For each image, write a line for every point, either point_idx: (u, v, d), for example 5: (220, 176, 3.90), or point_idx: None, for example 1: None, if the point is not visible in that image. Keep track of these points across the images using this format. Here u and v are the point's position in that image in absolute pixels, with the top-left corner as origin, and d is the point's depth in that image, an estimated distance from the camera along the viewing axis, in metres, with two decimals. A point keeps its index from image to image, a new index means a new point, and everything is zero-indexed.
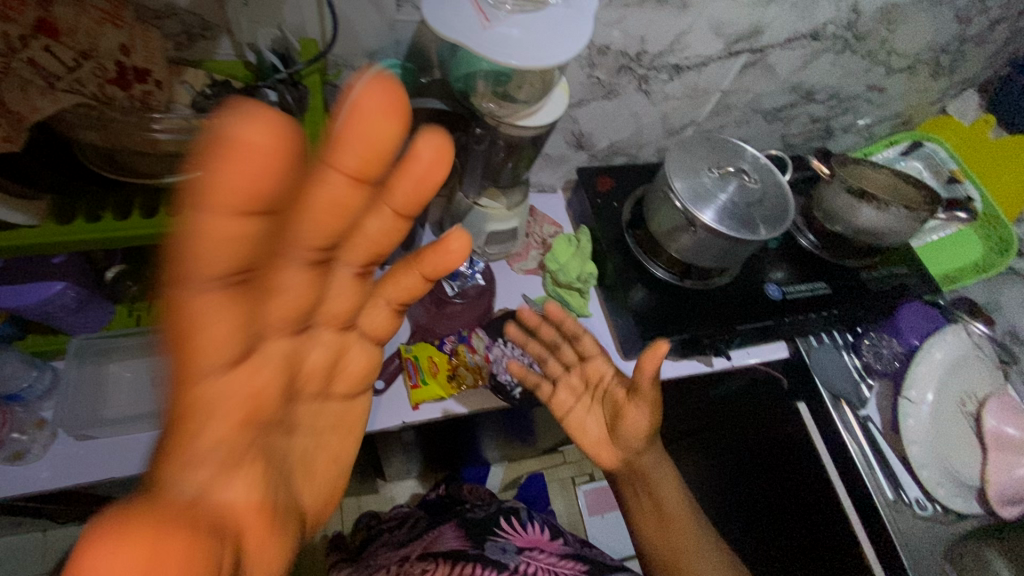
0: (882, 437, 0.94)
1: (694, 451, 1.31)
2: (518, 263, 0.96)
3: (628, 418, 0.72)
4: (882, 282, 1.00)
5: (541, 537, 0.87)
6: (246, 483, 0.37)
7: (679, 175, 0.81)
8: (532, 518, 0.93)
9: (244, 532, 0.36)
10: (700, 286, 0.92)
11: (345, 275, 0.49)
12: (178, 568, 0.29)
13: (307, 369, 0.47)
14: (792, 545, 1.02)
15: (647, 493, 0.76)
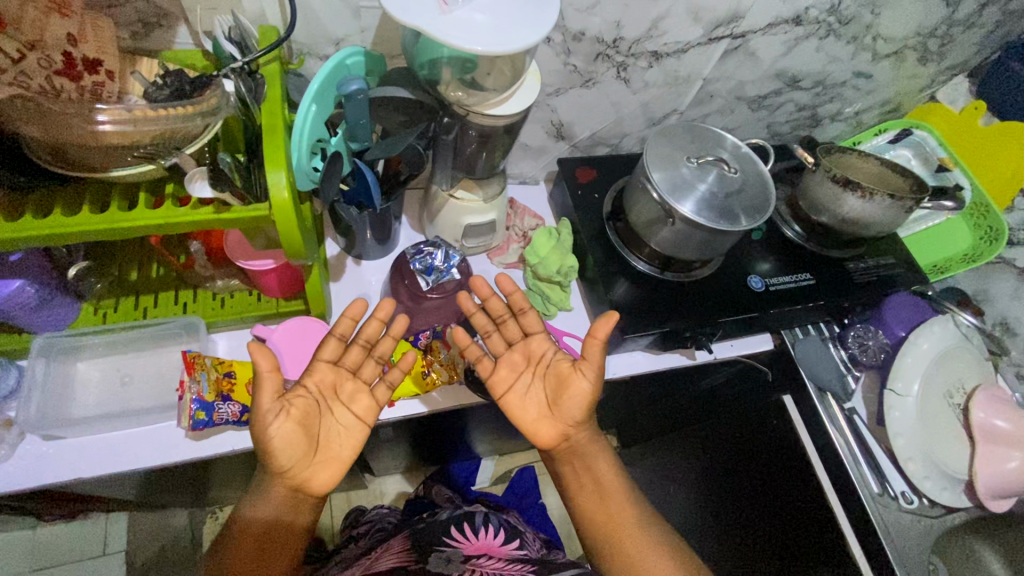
0: (867, 429, 0.93)
1: (673, 445, 1.31)
2: (498, 257, 0.96)
3: (571, 388, 0.73)
4: (869, 272, 0.99)
5: (491, 542, 0.86)
6: (286, 424, 0.62)
7: (657, 166, 0.79)
8: (488, 520, 0.91)
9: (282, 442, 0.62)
10: (681, 278, 0.91)
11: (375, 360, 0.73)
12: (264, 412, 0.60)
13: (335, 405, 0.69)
14: (768, 542, 1.01)
15: (594, 484, 0.75)
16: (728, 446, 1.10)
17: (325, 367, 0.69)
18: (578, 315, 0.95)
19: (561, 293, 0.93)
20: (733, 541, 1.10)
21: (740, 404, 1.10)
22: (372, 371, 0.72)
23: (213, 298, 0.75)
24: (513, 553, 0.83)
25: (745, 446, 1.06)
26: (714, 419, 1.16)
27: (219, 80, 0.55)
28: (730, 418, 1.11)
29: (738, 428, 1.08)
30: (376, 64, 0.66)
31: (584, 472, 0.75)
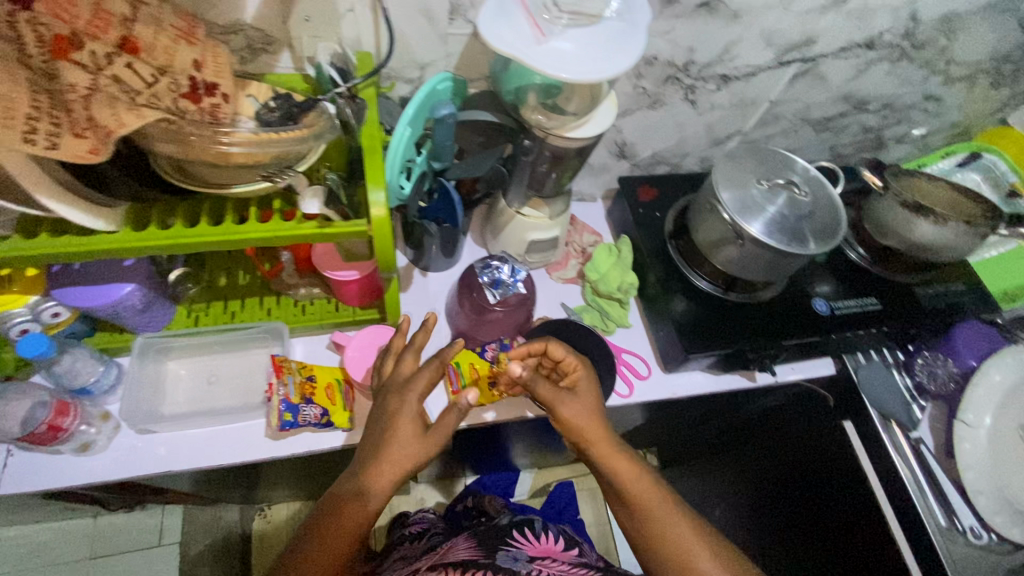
0: (936, 459, 0.91)
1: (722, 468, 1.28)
2: (558, 272, 0.98)
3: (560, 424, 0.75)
4: (936, 299, 0.97)
5: (553, 546, 0.87)
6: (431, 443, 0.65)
7: (727, 186, 0.80)
8: (546, 528, 0.95)
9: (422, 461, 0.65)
10: (745, 299, 0.91)
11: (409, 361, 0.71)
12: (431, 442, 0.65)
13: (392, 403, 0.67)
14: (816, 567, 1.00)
15: (639, 518, 0.67)
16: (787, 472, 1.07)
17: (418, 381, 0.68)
18: (638, 334, 0.96)
19: (621, 311, 0.94)
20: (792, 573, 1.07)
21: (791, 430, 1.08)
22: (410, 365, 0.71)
23: (296, 304, 0.80)
24: (578, 559, 0.84)
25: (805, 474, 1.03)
26: (766, 448, 1.14)
27: (324, 104, 0.60)
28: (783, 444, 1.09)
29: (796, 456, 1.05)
30: (461, 89, 0.69)
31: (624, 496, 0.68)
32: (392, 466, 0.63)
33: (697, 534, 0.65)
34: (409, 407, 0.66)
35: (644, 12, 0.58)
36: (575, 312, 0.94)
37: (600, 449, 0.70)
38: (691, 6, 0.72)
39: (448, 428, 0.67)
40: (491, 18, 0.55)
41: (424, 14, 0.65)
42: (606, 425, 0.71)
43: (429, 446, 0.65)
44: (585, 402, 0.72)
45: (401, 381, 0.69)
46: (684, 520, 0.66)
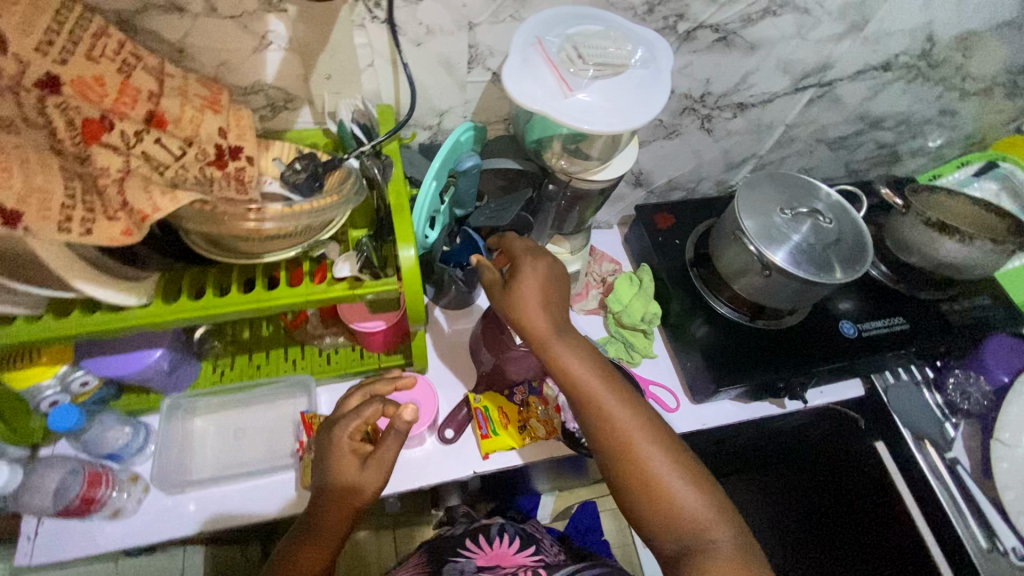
0: (972, 480, 0.90)
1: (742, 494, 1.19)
2: (579, 303, 0.97)
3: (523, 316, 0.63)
4: (964, 315, 0.95)
5: (505, 551, 0.93)
6: (375, 476, 0.62)
7: (749, 214, 0.79)
8: (502, 529, 0.99)
9: (366, 496, 0.62)
10: (771, 327, 0.90)
11: (357, 395, 0.68)
12: (374, 476, 0.62)
13: (329, 433, 0.64)
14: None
15: (591, 413, 0.62)
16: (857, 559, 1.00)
17: (356, 414, 0.64)
18: (663, 364, 0.95)
19: (645, 341, 0.94)
20: None
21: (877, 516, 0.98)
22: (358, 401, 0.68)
23: (320, 354, 0.79)
24: (526, 559, 0.91)
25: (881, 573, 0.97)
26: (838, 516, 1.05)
27: (350, 161, 0.59)
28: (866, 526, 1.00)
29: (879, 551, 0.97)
30: (481, 134, 0.68)
31: (575, 392, 0.63)
32: (336, 506, 0.61)
33: (650, 433, 0.61)
34: (346, 440, 0.63)
35: (667, 59, 0.58)
36: (598, 344, 0.94)
37: (546, 343, 0.62)
38: (709, 41, 0.72)
39: (387, 458, 0.63)
40: (516, 72, 0.55)
41: (443, 64, 0.65)
42: (555, 317, 0.64)
43: (371, 482, 0.62)
44: (535, 292, 0.63)
45: (342, 414, 0.66)
46: (636, 417, 0.62)
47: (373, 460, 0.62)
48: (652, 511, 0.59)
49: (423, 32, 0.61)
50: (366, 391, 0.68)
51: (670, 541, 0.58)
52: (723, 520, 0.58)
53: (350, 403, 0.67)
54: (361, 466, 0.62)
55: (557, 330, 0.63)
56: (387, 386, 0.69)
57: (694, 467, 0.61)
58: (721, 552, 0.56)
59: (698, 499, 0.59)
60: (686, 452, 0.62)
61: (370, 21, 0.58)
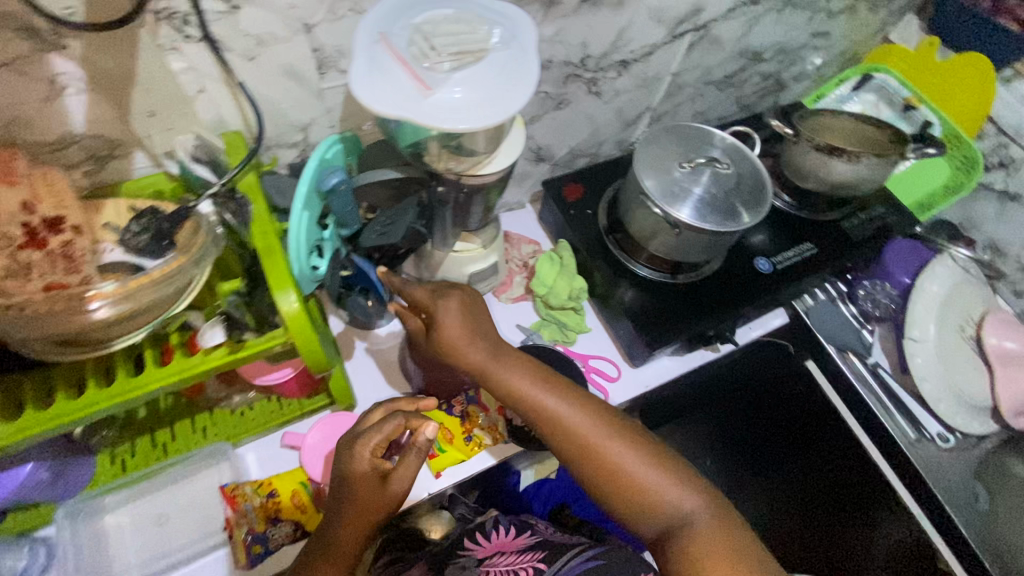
0: (894, 380, 0.98)
1: (693, 421, 1.14)
2: (504, 293, 0.94)
3: (446, 329, 0.60)
4: (865, 228, 0.99)
5: (506, 539, 0.87)
6: (398, 490, 0.58)
7: (650, 174, 0.78)
8: (498, 523, 0.92)
9: (389, 507, 0.59)
10: (693, 278, 0.90)
11: (377, 411, 0.62)
12: (393, 493, 0.57)
13: (345, 450, 0.58)
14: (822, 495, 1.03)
15: (538, 421, 0.60)
16: (809, 518, 1.04)
17: (373, 432, 0.58)
18: (599, 336, 0.94)
19: (576, 317, 0.93)
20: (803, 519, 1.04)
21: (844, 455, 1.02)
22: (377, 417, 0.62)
23: (234, 414, 0.72)
24: (528, 540, 0.85)
25: (837, 508, 1.02)
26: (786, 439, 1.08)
27: (201, 207, 0.52)
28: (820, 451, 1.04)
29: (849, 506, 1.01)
30: (353, 145, 0.64)
31: (517, 406, 0.61)
32: (354, 519, 0.57)
33: (604, 425, 0.60)
34: (360, 457, 0.57)
35: (529, 38, 0.53)
36: (531, 332, 0.92)
37: (485, 371, 0.60)
38: (576, 3, 0.68)
39: (411, 473, 0.58)
40: (365, 76, 0.49)
41: (290, 76, 0.58)
42: (484, 341, 0.61)
43: (389, 498, 0.58)
44: (457, 327, 0.60)
45: (354, 431, 0.60)
46: (587, 413, 0.60)
47: (396, 476, 0.58)
48: (625, 503, 0.58)
49: (253, 44, 0.53)
50: (384, 406, 0.63)
51: (650, 525, 0.58)
52: (694, 491, 0.58)
53: (370, 419, 0.62)
54: (377, 483, 0.58)
55: (490, 352, 0.61)
56: (410, 402, 0.64)
57: (655, 448, 0.60)
58: (701, 523, 0.56)
59: (665, 479, 0.58)
60: (646, 434, 0.61)
61: (183, 41, 0.50)
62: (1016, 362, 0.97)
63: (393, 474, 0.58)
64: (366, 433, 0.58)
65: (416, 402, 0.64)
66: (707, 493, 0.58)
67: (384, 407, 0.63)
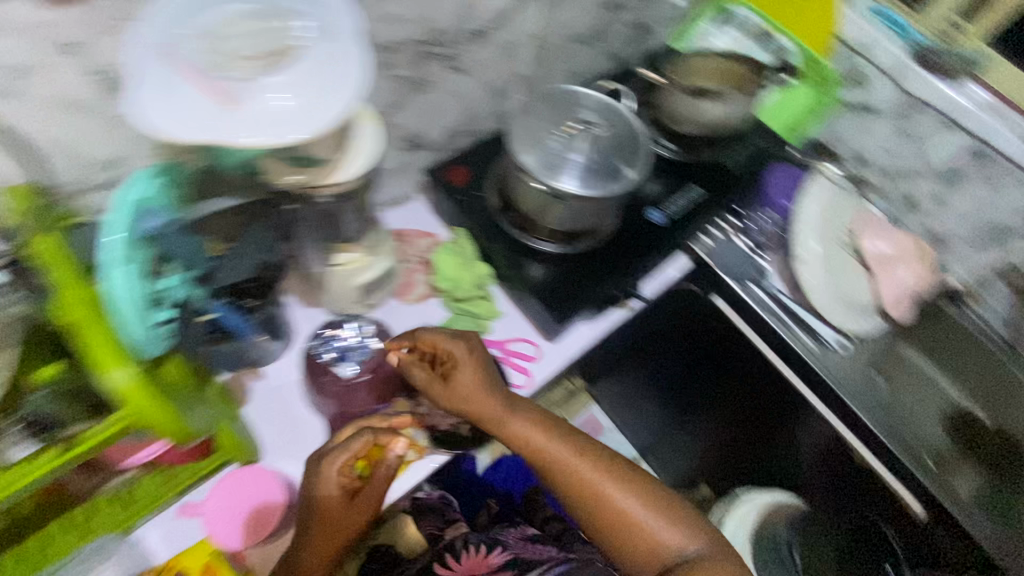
0: (791, 299, 1.04)
1: (635, 363, 1.28)
2: (409, 294, 0.88)
3: (458, 382, 0.72)
4: (746, 163, 1.03)
5: (477, 558, 0.90)
6: (361, 505, 0.68)
7: (526, 149, 0.76)
8: (467, 541, 0.95)
9: (352, 522, 0.67)
10: (593, 244, 0.89)
11: (347, 430, 0.70)
12: (355, 508, 0.68)
13: (315, 474, 0.66)
14: (744, 411, 1.17)
15: (551, 469, 0.71)
16: (738, 427, 1.22)
17: (341, 454, 0.66)
18: (514, 318, 0.91)
19: (487, 304, 0.89)
20: (736, 427, 1.22)
21: (747, 404, 1.16)
22: (344, 433, 0.69)
23: (116, 500, 0.64)
24: (499, 559, 0.89)
25: (758, 420, 1.15)
26: (709, 369, 1.18)
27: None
28: (737, 378, 1.13)
29: (762, 433, 1.17)
30: (177, 173, 0.58)
31: (531, 456, 0.72)
32: (324, 534, 0.66)
33: (609, 472, 0.71)
34: (327, 480, 0.65)
35: (347, 45, 0.49)
36: None
37: (500, 422, 0.72)
38: None
39: (378, 486, 0.69)
40: (152, 101, 0.46)
41: None
42: (500, 398, 0.73)
43: (353, 514, 0.67)
44: (472, 382, 0.72)
45: (322, 452, 0.68)
46: (593, 463, 0.72)
47: (363, 491, 0.68)
48: (623, 543, 0.69)
49: None
50: (351, 426, 0.70)
51: (644, 562, 0.69)
52: (680, 526, 0.70)
53: (339, 435, 0.69)
54: (341, 498, 0.66)
55: (507, 409, 0.72)
56: (378, 419, 0.73)
57: (652, 490, 0.72)
58: (689, 561, 0.68)
59: (657, 520, 0.70)
60: (642, 476, 0.73)
61: None
62: (888, 262, 1.05)
63: (360, 489, 0.68)
64: (332, 456, 0.66)
65: (383, 419, 0.73)
66: (688, 523, 0.71)
67: (352, 426, 0.71)
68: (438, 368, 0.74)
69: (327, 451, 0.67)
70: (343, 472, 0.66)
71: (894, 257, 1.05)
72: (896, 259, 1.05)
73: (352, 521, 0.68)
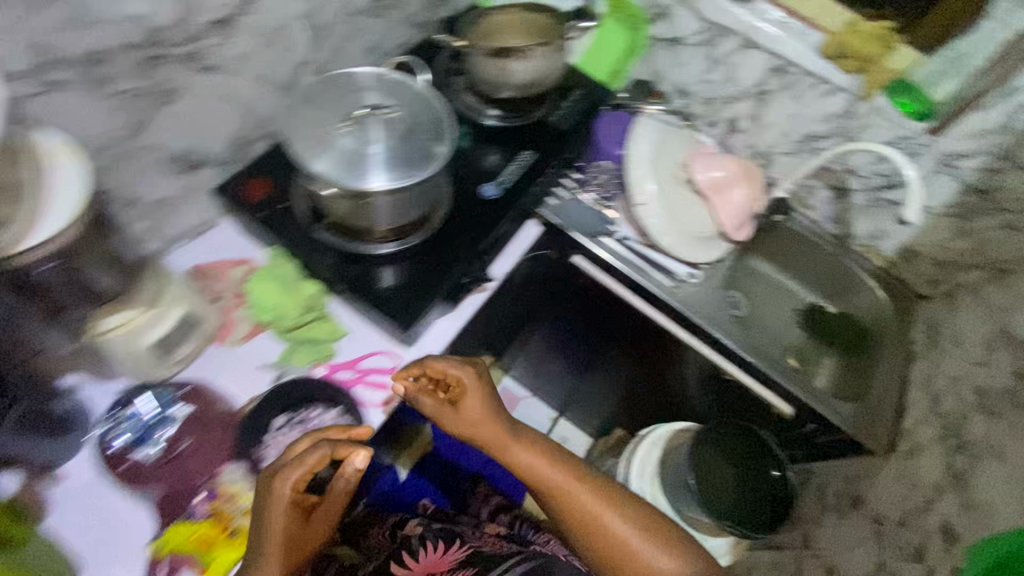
0: (642, 244, 1.06)
1: (533, 338, 1.23)
2: (229, 337, 0.77)
3: (467, 408, 0.75)
4: (571, 116, 0.99)
5: None
6: (322, 518, 0.64)
7: (314, 153, 0.66)
8: None
9: (305, 543, 0.62)
10: (428, 233, 0.83)
11: (302, 442, 0.65)
12: (314, 525, 0.63)
13: (271, 491, 0.60)
14: (631, 358, 1.19)
15: (555, 497, 0.75)
16: (630, 373, 1.24)
17: (299, 469, 0.61)
18: (362, 332, 0.81)
19: (326, 325, 0.79)
20: (631, 373, 1.24)
21: (635, 350, 1.17)
22: (302, 445, 0.64)
23: None
24: (459, 554, 0.79)
25: (644, 362, 1.18)
26: (591, 325, 1.18)
27: None
28: (616, 327, 1.14)
29: (649, 373, 1.20)
30: None
31: (534, 480, 0.76)
32: (285, 557, 0.60)
33: (610, 503, 0.75)
34: (282, 498, 0.60)
35: None
36: (280, 366, 0.77)
37: (505, 448, 0.75)
38: None
39: (337, 500, 0.64)
40: None
41: None
42: (506, 421, 0.77)
43: (309, 533, 0.63)
44: (481, 408, 0.75)
45: (275, 467, 0.62)
46: (594, 491, 0.75)
47: (324, 503, 0.64)
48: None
49: None
50: (303, 441, 0.65)
51: None
52: (678, 556, 0.74)
53: (295, 450, 0.64)
54: (295, 515, 0.60)
55: (514, 432, 0.76)
56: (341, 433, 0.67)
57: (652, 520, 0.75)
58: None
59: (658, 551, 0.73)
60: (641, 506, 0.77)
61: None
62: (723, 187, 1.08)
63: (318, 503, 0.64)
64: (284, 474, 0.60)
65: (341, 431, 0.68)
66: (685, 550, 0.74)
67: (302, 442, 0.64)
68: (444, 394, 0.77)
69: (273, 471, 0.61)
70: (298, 488, 0.61)
71: (728, 182, 1.08)
72: (730, 183, 1.08)
73: (308, 539, 0.63)
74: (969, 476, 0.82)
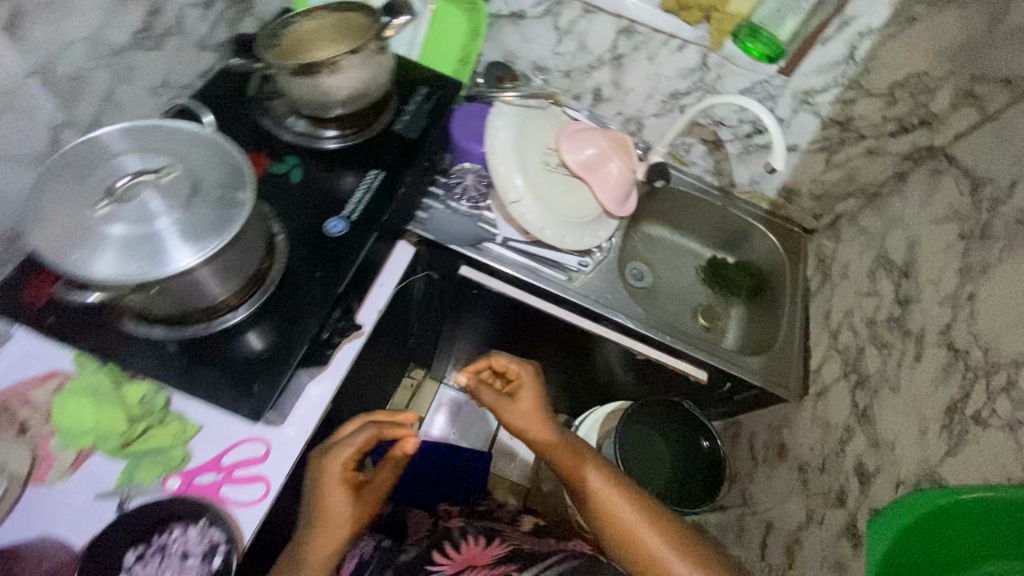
0: (526, 241, 0.99)
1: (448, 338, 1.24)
2: (48, 474, 0.65)
3: (521, 400, 0.74)
4: (416, 121, 0.88)
5: None
6: (366, 505, 0.62)
7: (75, 250, 0.53)
8: None
9: (343, 533, 0.60)
10: (270, 294, 0.71)
11: (351, 425, 0.66)
12: (352, 512, 0.61)
13: (321, 466, 0.62)
14: (548, 353, 1.14)
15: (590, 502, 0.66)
16: (554, 366, 1.19)
17: (349, 445, 0.61)
18: (215, 422, 0.70)
19: (166, 426, 0.68)
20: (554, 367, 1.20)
21: (547, 347, 1.12)
22: (353, 425, 0.66)
23: None
24: (501, 550, 0.72)
25: (561, 354, 1.13)
26: (498, 329, 1.12)
27: None
28: (521, 328, 1.08)
29: (568, 365, 1.16)
30: None
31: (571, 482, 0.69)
32: (326, 533, 0.59)
33: (652, 525, 0.64)
34: (328, 477, 0.60)
35: None
36: (121, 489, 0.65)
37: (548, 438, 0.72)
38: None
39: (377, 490, 0.63)
40: None
41: None
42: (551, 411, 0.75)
43: (358, 515, 0.61)
44: (532, 400, 0.74)
45: (332, 442, 0.64)
46: (634, 508, 0.65)
47: (364, 495, 0.62)
48: None
49: None
50: (358, 421, 0.66)
51: None
52: None
53: (345, 430, 0.65)
54: (336, 497, 0.60)
55: (557, 424, 0.75)
56: (385, 417, 0.66)
57: (696, 545, 0.63)
58: None
59: None
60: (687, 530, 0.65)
61: None
62: (597, 165, 1.01)
63: (362, 491, 0.63)
64: (333, 457, 0.61)
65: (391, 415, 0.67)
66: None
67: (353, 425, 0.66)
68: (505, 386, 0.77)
69: (325, 450, 0.62)
70: (342, 472, 0.61)
71: (602, 159, 1.01)
72: (603, 159, 1.01)
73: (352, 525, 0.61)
74: (872, 411, 0.84)
